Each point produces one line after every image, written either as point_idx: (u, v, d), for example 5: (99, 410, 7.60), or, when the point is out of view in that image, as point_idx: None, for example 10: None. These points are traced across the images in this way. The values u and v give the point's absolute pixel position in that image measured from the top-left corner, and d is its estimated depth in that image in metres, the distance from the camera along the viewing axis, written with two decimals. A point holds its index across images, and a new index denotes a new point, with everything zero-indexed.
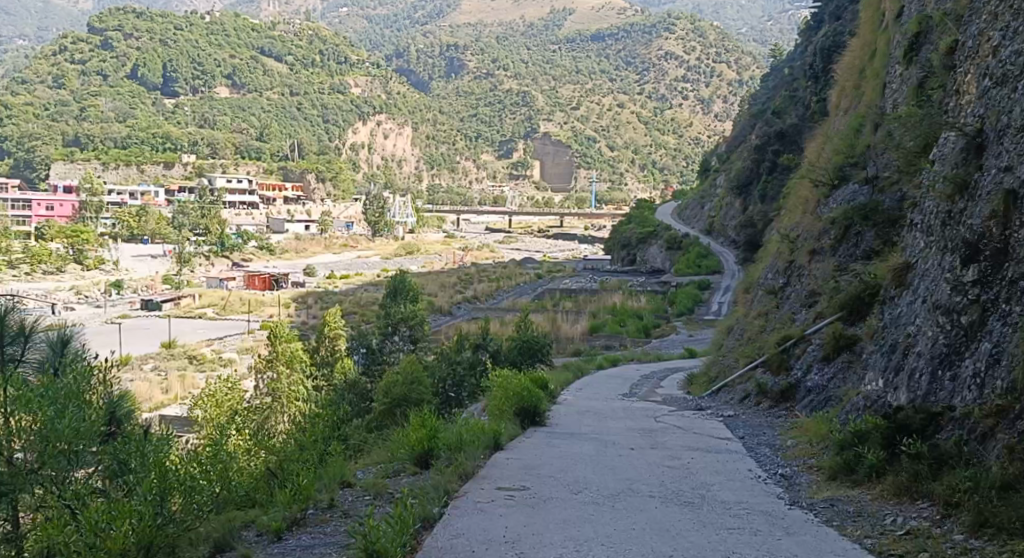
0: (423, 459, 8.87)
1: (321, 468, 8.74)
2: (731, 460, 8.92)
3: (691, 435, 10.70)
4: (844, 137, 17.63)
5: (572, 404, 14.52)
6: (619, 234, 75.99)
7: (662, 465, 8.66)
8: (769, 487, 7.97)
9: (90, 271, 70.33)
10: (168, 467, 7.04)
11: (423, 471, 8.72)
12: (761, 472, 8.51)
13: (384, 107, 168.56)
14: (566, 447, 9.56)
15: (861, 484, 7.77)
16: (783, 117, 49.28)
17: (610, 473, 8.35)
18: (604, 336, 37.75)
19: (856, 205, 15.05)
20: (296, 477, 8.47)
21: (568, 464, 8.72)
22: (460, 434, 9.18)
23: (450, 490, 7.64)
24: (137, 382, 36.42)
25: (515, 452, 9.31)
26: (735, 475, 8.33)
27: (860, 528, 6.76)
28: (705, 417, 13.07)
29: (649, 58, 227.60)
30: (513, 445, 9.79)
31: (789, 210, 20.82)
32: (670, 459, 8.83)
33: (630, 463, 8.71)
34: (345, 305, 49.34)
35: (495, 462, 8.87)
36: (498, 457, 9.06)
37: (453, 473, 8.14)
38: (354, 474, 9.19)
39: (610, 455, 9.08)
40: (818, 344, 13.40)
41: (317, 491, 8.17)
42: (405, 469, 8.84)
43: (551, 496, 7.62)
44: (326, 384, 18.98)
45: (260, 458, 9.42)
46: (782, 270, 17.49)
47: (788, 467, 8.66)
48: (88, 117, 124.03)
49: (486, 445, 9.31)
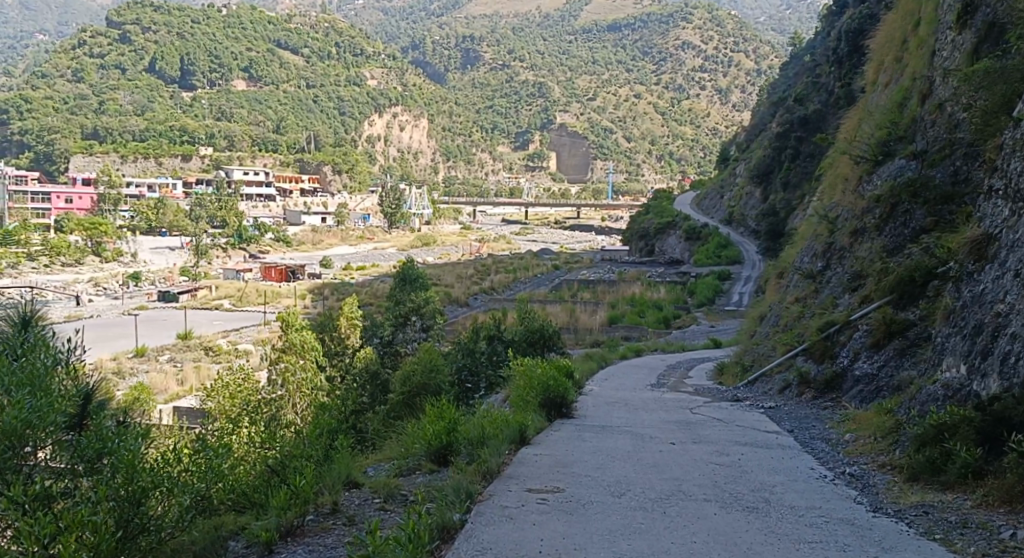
0: (440, 455, 8.00)
1: (332, 464, 7.93)
2: (787, 457, 7.96)
3: (731, 427, 9.81)
4: (886, 111, 16.72)
5: (599, 395, 13.61)
6: (638, 225, 74.96)
7: (708, 462, 7.75)
8: (840, 490, 7.04)
9: (107, 264, 69.91)
10: (143, 464, 6.17)
11: (442, 469, 7.85)
12: (825, 471, 7.56)
13: (400, 99, 167.58)
14: (598, 442, 8.64)
15: (950, 486, 6.86)
16: (807, 103, 48.14)
17: (653, 471, 7.44)
18: (624, 326, 36.77)
19: (903, 181, 14.17)
20: (304, 472, 7.69)
21: (605, 460, 7.80)
22: (482, 425, 8.33)
23: (473, 493, 6.72)
24: (152, 373, 35.77)
25: (543, 447, 8.42)
26: (793, 473, 7.41)
27: (971, 543, 5.81)
28: (744, 408, 12.13)
29: (666, 49, 225.87)
30: (540, 439, 8.86)
31: (823, 191, 19.88)
32: (717, 455, 7.95)
33: (672, 459, 7.85)
34: (362, 296, 48.51)
35: (523, 456, 8.02)
36: (526, 453, 8.15)
37: (478, 470, 7.25)
38: (364, 471, 8.31)
39: (650, 450, 8.17)
40: (864, 331, 12.53)
41: (319, 492, 7.26)
42: (421, 466, 7.99)
43: (592, 500, 6.70)
44: (339, 373, 18.21)
45: (267, 448, 8.63)
46: (820, 253, 16.58)
47: (853, 465, 7.72)
48: (106, 111, 123.70)
49: (510, 438, 8.44)
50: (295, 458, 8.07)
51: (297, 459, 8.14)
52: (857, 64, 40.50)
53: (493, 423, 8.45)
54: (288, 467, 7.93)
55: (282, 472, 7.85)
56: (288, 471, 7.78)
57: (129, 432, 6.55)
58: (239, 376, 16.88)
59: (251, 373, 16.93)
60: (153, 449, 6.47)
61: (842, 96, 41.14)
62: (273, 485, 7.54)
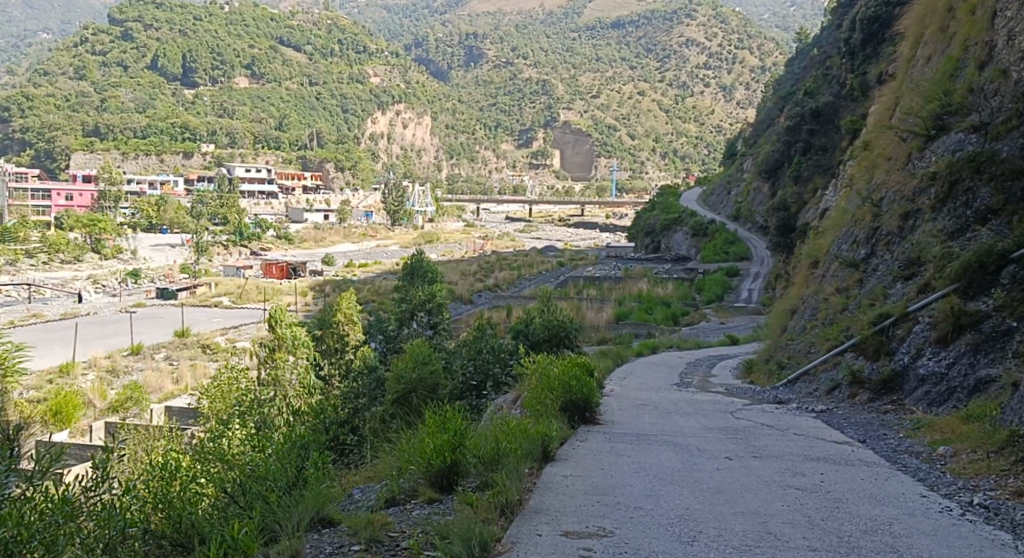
0: (442, 481, 6.46)
1: (307, 484, 6.54)
2: (882, 480, 6.36)
3: (792, 437, 8.18)
4: (934, 82, 15.18)
5: (622, 396, 12.00)
6: (643, 220, 73.51)
7: (784, 484, 6.24)
8: (982, 530, 5.44)
9: (107, 261, 68.40)
10: None
11: (444, 500, 6.31)
12: (942, 500, 5.96)
13: (404, 97, 165.57)
14: (636, 456, 7.12)
15: None
16: (817, 94, 46.11)
17: (720, 503, 5.92)
18: (631, 323, 35.11)
19: (962, 157, 12.67)
20: (269, 500, 6.40)
21: (653, 484, 6.31)
22: (487, 436, 6.86)
23: (487, 545, 5.23)
24: (146, 372, 34.26)
25: (573, 466, 6.89)
26: (906, 504, 5.85)
27: None
28: (793, 413, 10.56)
29: (670, 46, 223.95)
30: (566, 454, 7.36)
31: (859, 175, 18.26)
32: (789, 469, 6.59)
33: (739, 479, 6.39)
34: (363, 293, 46.98)
35: (547, 480, 6.58)
36: (552, 475, 6.66)
37: (493, 501, 5.79)
38: (344, 501, 6.75)
39: (702, 468, 6.66)
40: (928, 324, 11.06)
41: (275, 541, 5.71)
42: (417, 494, 6.45)
43: (655, 551, 5.17)
44: (340, 372, 16.94)
45: (238, 461, 7.43)
46: (863, 239, 15.02)
47: (977, 491, 6.10)
48: (108, 108, 122.16)
49: (531, 453, 6.92)
50: (266, 477, 6.64)
51: (259, 475, 6.75)
52: (873, 56, 39.21)
53: (507, 432, 6.97)
54: (242, 495, 6.55)
55: (247, 500, 6.46)
56: (249, 497, 6.44)
57: (4, 491, 5.40)
58: (231, 378, 15.85)
59: (242, 374, 15.86)
60: (43, 513, 5.25)
61: (855, 88, 39.75)
62: (237, 514, 6.17)
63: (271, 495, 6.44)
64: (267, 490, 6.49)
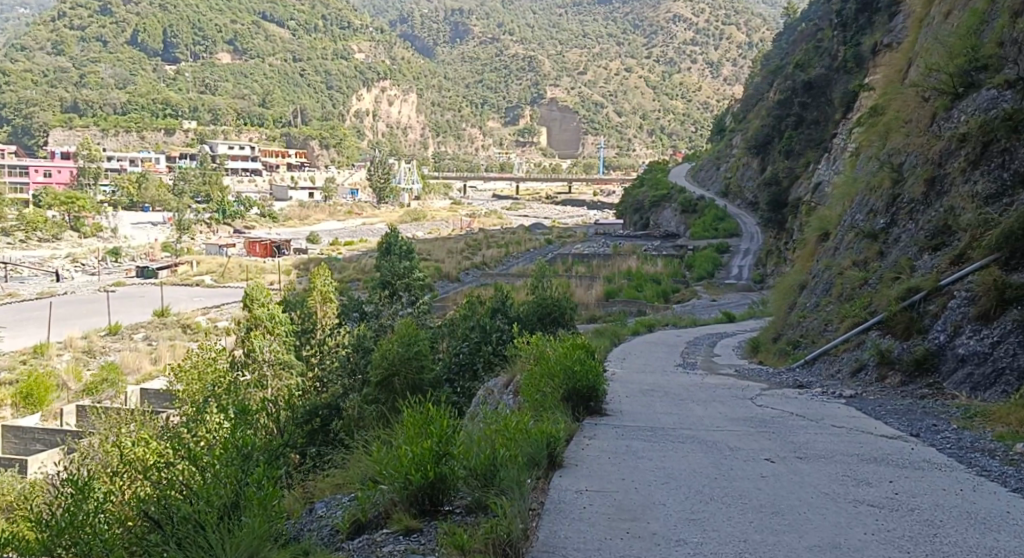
0: (425, 503, 5.52)
1: (251, 500, 5.51)
2: (952, 494, 5.41)
3: (831, 428, 7.08)
4: (958, 37, 13.99)
5: (627, 380, 10.86)
6: (631, 197, 72.35)
7: (851, 501, 5.35)
8: None
9: (87, 239, 66.70)
10: None
11: (425, 530, 5.35)
12: None
13: (389, 73, 163.13)
14: (654, 462, 6.18)
15: None
16: (809, 66, 44.67)
17: (780, 532, 4.99)
18: (622, 301, 33.99)
19: (997, 114, 11.57)
20: (207, 534, 5.40)
21: (695, 506, 5.39)
22: (474, 438, 5.93)
23: None
24: (124, 352, 33.00)
25: (584, 478, 5.94)
26: (997, 530, 4.89)
27: None
28: (822, 399, 9.41)
29: (657, 21, 221.91)
30: (575, 457, 6.39)
31: (873, 141, 17.06)
32: (836, 480, 5.71)
33: (778, 495, 5.52)
34: (348, 271, 45.72)
35: (555, 496, 5.65)
36: (560, 493, 5.70)
37: (489, 539, 4.86)
38: (296, 533, 5.68)
39: (740, 484, 5.69)
40: (966, 298, 9.99)
41: None
42: (392, 523, 5.48)
43: None
44: (318, 353, 15.88)
45: (183, 471, 6.54)
46: (883, 206, 13.88)
47: None
48: (87, 84, 119.58)
49: (531, 458, 5.95)
50: (204, 492, 5.68)
51: (199, 487, 5.83)
52: (865, 27, 38.01)
53: (502, 431, 5.99)
54: (179, 523, 5.69)
55: (183, 528, 5.55)
56: (191, 524, 5.48)
57: None
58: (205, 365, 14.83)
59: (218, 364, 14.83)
60: None
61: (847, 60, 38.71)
62: None
63: (209, 519, 5.51)
64: (204, 513, 5.54)
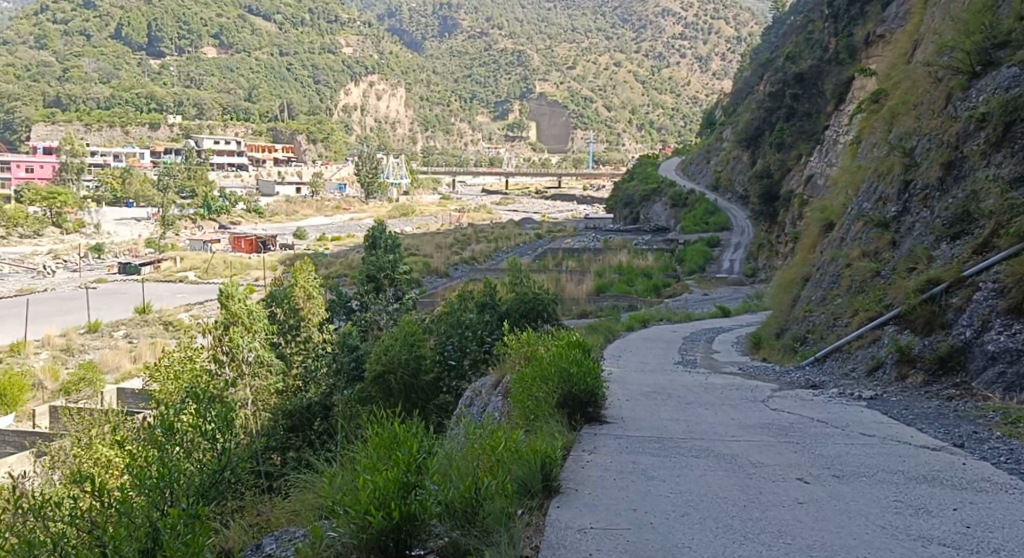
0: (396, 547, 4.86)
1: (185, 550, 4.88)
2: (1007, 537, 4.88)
3: (860, 442, 6.55)
4: (972, 15, 13.16)
5: (626, 381, 10.04)
6: (622, 191, 71.56)
7: (904, 542, 4.85)
8: None
9: (69, 235, 65.41)
10: None
11: None
12: None
13: (376, 68, 161.61)
14: (658, 494, 5.60)
15: None
16: (800, 57, 43.89)
17: None
18: (613, 295, 33.15)
19: (1020, 91, 10.80)
20: None
21: (720, 549, 4.83)
22: (453, 466, 5.38)
23: None
24: (103, 351, 31.94)
25: (583, 511, 5.38)
26: None
27: None
28: (840, 402, 8.61)
29: (645, 15, 221.07)
30: (571, 482, 5.83)
31: (878, 127, 16.24)
32: (885, 511, 5.23)
33: (813, 530, 5.01)
34: (334, 267, 44.71)
35: (553, 534, 5.11)
36: (556, 532, 5.12)
37: None
38: None
39: (750, 520, 5.19)
40: (994, 289, 9.23)
41: None
42: None
43: None
44: (301, 352, 15.12)
45: (105, 505, 5.79)
46: (895, 193, 13.05)
47: None
48: (70, 78, 117.89)
49: (523, 485, 5.49)
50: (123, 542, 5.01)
51: (117, 531, 5.21)
52: (856, 17, 37.24)
53: (488, 452, 5.53)
54: None
55: None
56: None
57: None
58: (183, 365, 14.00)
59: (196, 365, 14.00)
60: None
61: (837, 50, 37.97)
62: None
63: None
64: None
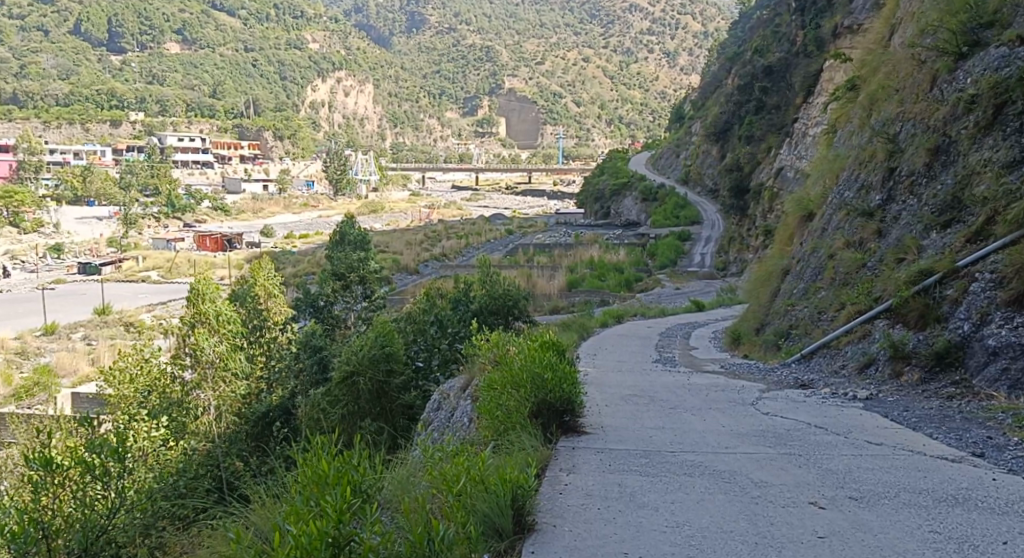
0: None
1: None
2: None
3: (866, 454, 6.19)
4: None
5: (607, 382, 9.37)
6: (592, 186, 70.92)
7: None
8: None
9: (26, 235, 63.70)
10: None
11: None
12: None
13: (344, 64, 159.30)
14: (638, 525, 5.22)
15: None
16: (768, 50, 43.42)
17: None
18: (584, 291, 32.47)
19: (1010, 72, 10.30)
20: None
21: None
22: (409, 505, 5.07)
23: None
24: (59, 355, 30.72)
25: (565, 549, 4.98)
26: None
27: None
28: (838, 403, 7.99)
29: (614, 11, 220.24)
30: (546, 511, 5.41)
31: (855, 114, 15.65)
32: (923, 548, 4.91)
33: None
34: (300, 265, 43.71)
35: None
36: None
37: None
38: None
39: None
40: (992, 280, 8.67)
41: None
42: None
43: None
44: (263, 352, 14.39)
45: None
46: (878, 180, 12.46)
47: None
48: (28, 75, 115.13)
49: (487, 520, 5.15)
50: None
51: None
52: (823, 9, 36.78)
53: (452, 482, 5.17)
54: None
55: None
56: None
57: None
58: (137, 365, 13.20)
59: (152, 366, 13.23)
60: None
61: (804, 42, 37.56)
62: None
63: None
64: None
